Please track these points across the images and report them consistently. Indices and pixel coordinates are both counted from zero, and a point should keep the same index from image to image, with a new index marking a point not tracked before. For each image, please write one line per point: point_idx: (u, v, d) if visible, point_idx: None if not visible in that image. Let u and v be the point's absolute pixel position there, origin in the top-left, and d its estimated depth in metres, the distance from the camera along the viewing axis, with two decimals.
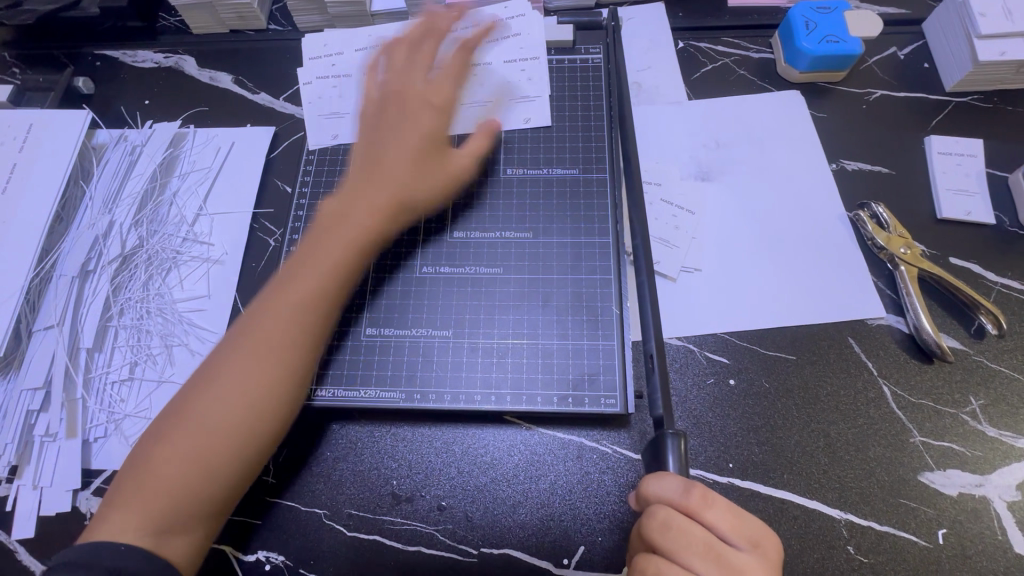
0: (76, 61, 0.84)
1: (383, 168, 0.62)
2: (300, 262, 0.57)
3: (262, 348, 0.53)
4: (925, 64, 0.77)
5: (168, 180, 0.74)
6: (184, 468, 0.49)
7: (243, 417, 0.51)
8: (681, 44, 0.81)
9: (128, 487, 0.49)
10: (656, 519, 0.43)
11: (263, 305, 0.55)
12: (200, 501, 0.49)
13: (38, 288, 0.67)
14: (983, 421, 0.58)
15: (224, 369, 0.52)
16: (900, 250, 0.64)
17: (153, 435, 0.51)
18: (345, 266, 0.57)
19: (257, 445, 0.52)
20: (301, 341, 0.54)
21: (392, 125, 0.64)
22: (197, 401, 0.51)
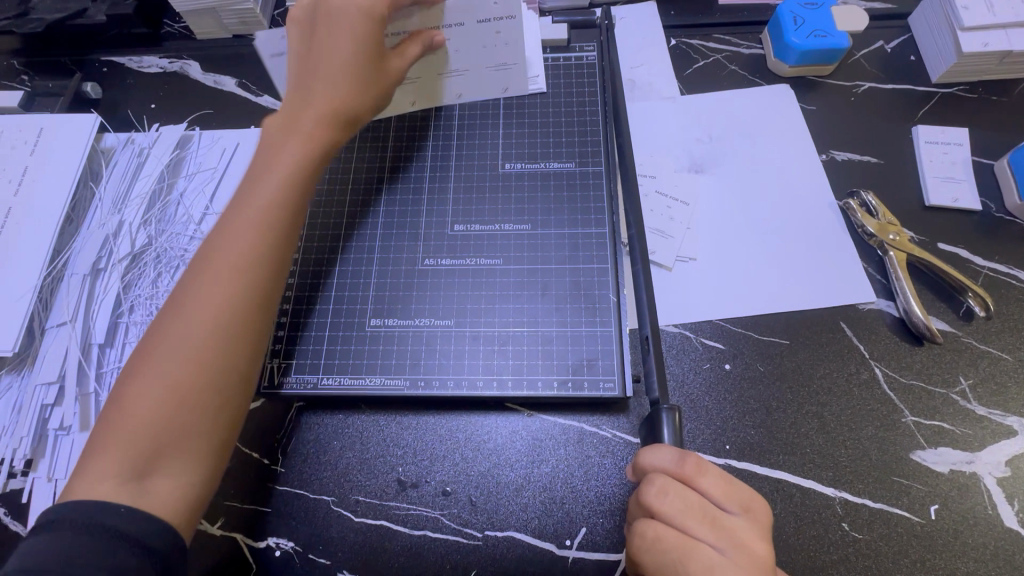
0: (84, 68, 0.86)
1: (324, 88, 0.58)
2: (253, 185, 0.55)
3: (220, 269, 0.51)
4: (911, 57, 0.79)
5: (175, 181, 0.76)
6: (157, 401, 0.47)
7: (209, 338, 0.49)
8: (673, 42, 0.83)
9: (105, 432, 0.47)
10: (653, 488, 0.44)
11: (219, 229, 0.53)
12: (182, 436, 0.47)
13: (51, 286, 0.68)
14: (973, 401, 0.60)
15: (190, 297, 0.50)
16: (889, 237, 0.66)
17: (123, 376, 0.49)
18: (294, 185, 0.56)
19: (231, 368, 0.49)
20: (259, 258, 0.52)
21: (325, 38, 0.58)
22: (164, 333, 0.49)
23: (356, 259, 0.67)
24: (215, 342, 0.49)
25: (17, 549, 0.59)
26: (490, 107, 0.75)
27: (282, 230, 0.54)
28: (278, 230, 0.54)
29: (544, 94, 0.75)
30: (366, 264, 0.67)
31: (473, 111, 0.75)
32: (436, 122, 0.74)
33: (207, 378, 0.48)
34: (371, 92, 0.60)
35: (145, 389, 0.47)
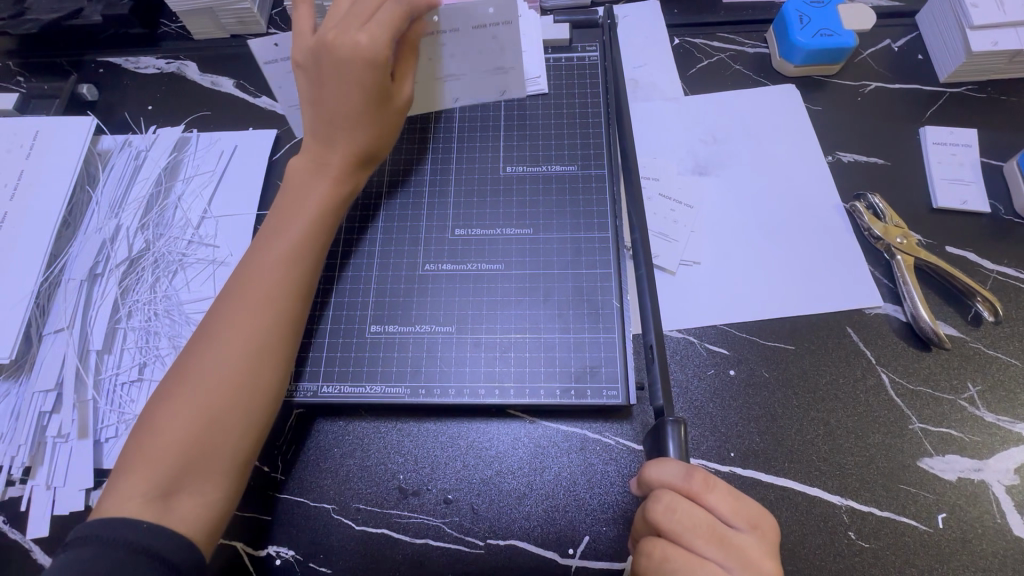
0: (80, 69, 0.85)
1: (339, 122, 0.59)
2: (281, 222, 0.58)
3: (252, 301, 0.53)
4: (919, 56, 0.78)
5: (173, 184, 0.75)
6: (184, 426, 0.48)
7: (239, 368, 0.51)
8: (676, 41, 0.82)
9: (132, 453, 0.48)
10: (660, 505, 0.44)
11: (249, 263, 0.55)
12: (206, 461, 0.48)
13: (48, 292, 0.68)
14: (981, 407, 0.59)
15: (222, 324, 0.52)
16: (897, 240, 0.65)
17: (154, 399, 0.50)
18: (318, 223, 0.58)
19: (258, 399, 0.51)
20: (291, 294, 0.55)
21: (332, 66, 0.57)
22: (193, 362, 0.51)
23: (356, 264, 0.66)
24: (245, 371, 0.51)
25: (16, 557, 0.59)
26: (491, 109, 0.74)
27: (308, 267, 0.56)
28: (305, 265, 0.56)
29: (546, 95, 0.74)
30: (366, 269, 0.66)
31: (474, 113, 0.74)
32: (437, 124, 0.73)
33: (235, 406, 0.50)
34: (384, 126, 0.61)
35: (174, 414, 0.48)
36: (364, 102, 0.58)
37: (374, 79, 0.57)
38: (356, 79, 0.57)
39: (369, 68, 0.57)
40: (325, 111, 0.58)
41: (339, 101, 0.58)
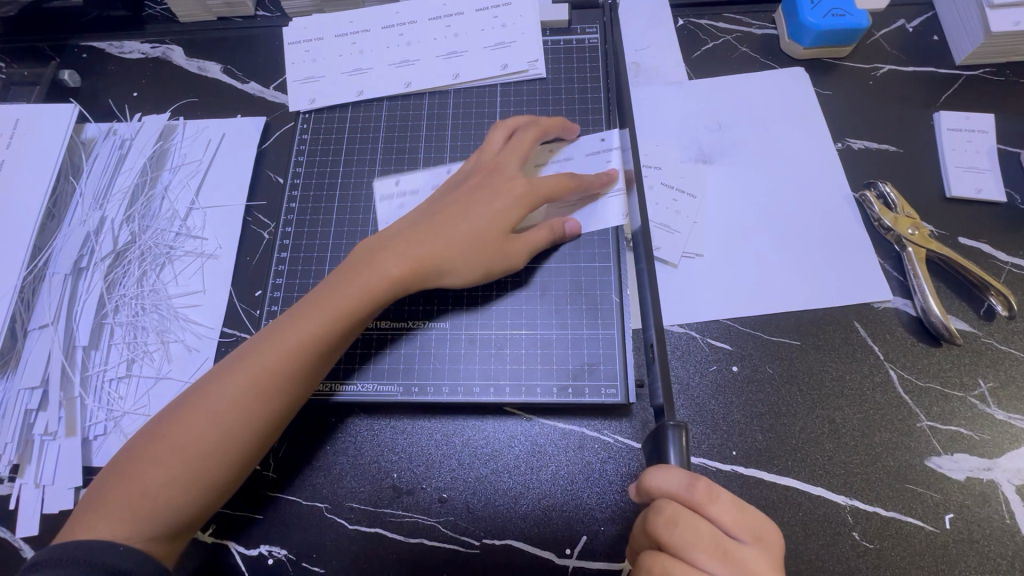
0: (62, 53, 0.82)
1: (444, 227, 0.58)
2: (315, 300, 0.54)
3: (249, 373, 0.50)
4: (935, 37, 0.75)
5: (159, 174, 0.73)
6: (156, 478, 0.48)
7: (217, 438, 0.49)
8: (680, 22, 0.78)
9: (103, 486, 0.48)
10: (664, 516, 0.42)
11: (271, 332, 0.53)
12: (165, 515, 0.48)
13: (32, 286, 0.66)
14: (992, 404, 0.57)
15: (223, 383, 0.50)
16: (908, 231, 0.62)
17: (140, 436, 0.50)
18: (353, 302, 0.54)
19: (227, 467, 0.49)
20: (286, 374, 0.51)
21: (474, 193, 0.60)
22: (185, 413, 0.50)
23: (348, 258, 0.66)
24: (220, 440, 0.49)
25: (5, 556, 0.58)
26: (486, 95, 0.71)
27: (319, 355, 0.53)
28: (318, 353, 0.52)
29: (544, 80, 0.71)
30: None
31: (469, 99, 0.71)
32: (430, 112, 0.71)
33: (202, 471, 0.49)
34: (482, 257, 0.58)
35: (148, 464, 0.48)
36: (483, 229, 0.58)
37: (504, 219, 0.59)
38: (486, 214, 0.59)
39: (513, 206, 0.59)
40: (439, 215, 0.59)
41: (462, 214, 0.59)
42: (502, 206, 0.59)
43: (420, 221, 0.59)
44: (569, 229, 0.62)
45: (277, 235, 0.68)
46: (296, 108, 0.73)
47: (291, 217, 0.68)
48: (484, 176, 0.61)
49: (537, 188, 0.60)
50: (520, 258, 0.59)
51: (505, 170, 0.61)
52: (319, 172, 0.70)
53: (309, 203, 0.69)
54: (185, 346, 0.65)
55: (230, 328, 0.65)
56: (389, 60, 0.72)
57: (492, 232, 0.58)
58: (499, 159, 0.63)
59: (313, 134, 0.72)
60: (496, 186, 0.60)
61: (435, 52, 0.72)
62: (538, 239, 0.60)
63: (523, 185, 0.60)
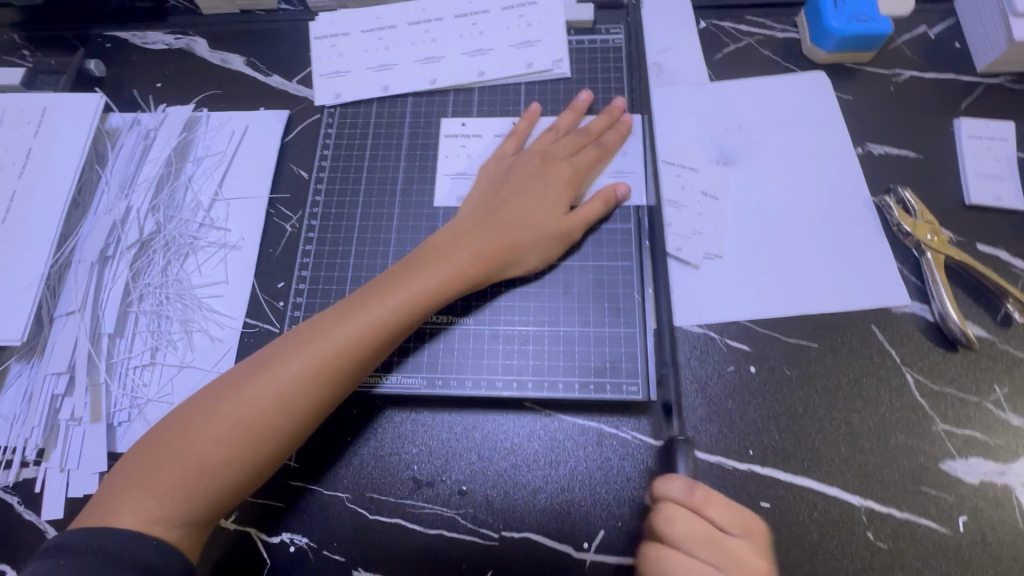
0: (87, 43, 0.83)
1: (500, 221, 0.59)
2: (379, 291, 0.55)
3: (310, 359, 0.51)
4: (957, 44, 0.75)
5: (183, 165, 0.74)
6: (205, 458, 0.48)
7: (276, 420, 0.50)
8: (703, 24, 0.78)
9: (152, 458, 0.49)
10: (668, 517, 0.49)
11: (332, 317, 0.54)
12: (214, 496, 0.49)
13: (59, 273, 0.67)
14: (1008, 410, 0.58)
15: (276, 368, 0.51)
16: (927, 237, 0.63)
17: (190, 412, 0.50)
18: (410, 301, 0.55)
19: (277, 451, 0.50)
20: (346, 365, 0.52)
21: (522, 181, 0.62)
22: (236, 394, 0.50)
23: (371, 252, 0.66)
24: (277, 422, 0.50)
25: (29, 537, 0.59)
26: (510, 93, 0.72)
27: (377, 349, 0.54)
28: (380, 344, 0.53)
29: (567, 79, 0.72)
30: (382, 257, 0.66)
31: (493, 97, 0.72)
32: (454, 109, 0.71)
33: (258, 452, 0.50)
34: (543, 241, 0.60)
35: (203, 441, 0.49)
36: (539, 216, 0.60)
37: (556, 201, 0.62)
38: (540, 199, 0.61)
39: (565, 190, 0.62)
40: (492, 210, 0.60)
41: (516, 203, 0.60)
42: (551, 190, 0.62)
43: (472, 217, 0.60)
44: (621, 192, 0.64)
45: (301, 228, 0.68)
46: (322, 103, 0.73)
47: (315, 210, 0.69)
48: (527, 165, 0.63)
49: (579, 171, 0.64)
50: (578, 233, 0.62)
51: (546, 158, 0.64)
52: (343, 167, 0.71)
53: (332, 197, 0.69)
54: (208, 335, 0.66)
55: (253, 319, 0.66)
56: (414, 56, 0.73)
57: (548, 219, 0.61)
58: (537, 146, 0.65)
59: (337, 128, 0.72)
60: (541, 172, 0.63)
61: (460, 49, 0.73)
62: (592, 211, 0.62)
63: (567, 170, 0.63)
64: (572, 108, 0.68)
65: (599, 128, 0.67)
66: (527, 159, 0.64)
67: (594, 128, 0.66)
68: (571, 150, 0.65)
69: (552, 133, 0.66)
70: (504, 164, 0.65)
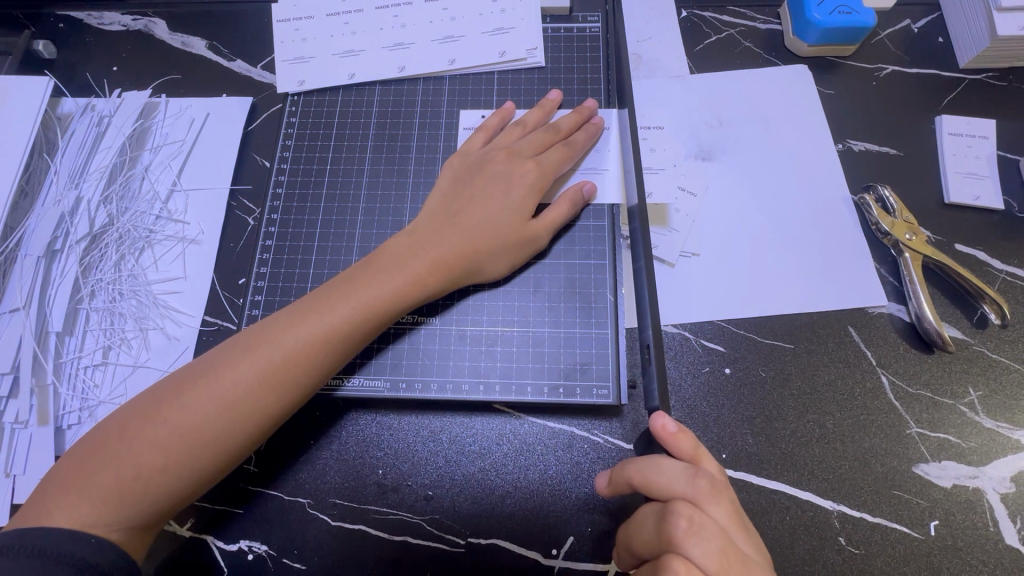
0: (37, 23, 0.78)
1: (465, 223, 0.57)
2: (336, 293, 0.53)
3: (261, 362, 0.49)
4: (939, 39, 0.74)
5: (139, 154, 0.70)
6: (144, 463, 0.46)
7: (219, 427, 0.47)
8: (684, 13, 0.76)
9: (87, 462, 0.46)
10: (647, 512, 0.46)
11: (285, 319, 0.51)
12: (153, 504, 0.46)
13: (3, 268, 0.63)
14: (981, 413, 0.57)
15: (225, 371, 0.48)
16: (905, 236, 0.62)
17: (131, 413, 0.48)
18: (369, 304, 0.52)
19: (223, 459, 0.48)
20: (299, 369, 0.50)
21: (485, 181, 0.59)
22: (181, 397, 0.48)
23: (335, 248, 0.63)
24: (221, 429, 0.47)
25: None
26: (483, 82, 0.69)
27: (334, 354, 0.51)
28: (334, 350, 0.51)
29: (543, 69, 0.69)
30: (345, 253, 0.63)
31: (465, 86, 0.69)
32: (425, 98, 0.69)
33: (201, 459, 0.47)
34: (507, 247, 0.58)
35: (142, 445, 0.46)
36: (501, 220, 0.58)
37: (521, 201, 0.58)
38: (503, 202, 0.58)
39: (531, 191, 0.59)
40: (458, 210, 0.58)
41: (478, 208, 0.58)
42: (517, 191, 0.59)
43: (437, 215, 0.58)
44: (587, 192, 0.61)
45: (262, 221, 0.65)
46: (285, 90, 0.70)
47: (277, 203, 0.66)
48: (492, 164, 0.60)
49: (548, 170, 0.60)
50: (543, 237, 0.59)
51: (512, 154, 0.61)
52: (307, 158, 0.68)
53: (295, 189, 0.66)
54: (163, 334, 0.63)
55: (212, 317, 0.63)
56: (382, 42, 0.70)
57: (512, 223, 0.58)
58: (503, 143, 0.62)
59: (301, 117, 0.69)
60: (507, 171, 0.59)
61: (430, 35, 0.69)
62: (558, 214, 0.59)
63: (534, 169, 0.60)
64: (541, 105, 0.65)
65: (570, 124, 0.63)
66: (492, 157, 0.61)
67: (564, 125, 0.63)
68: (538, 147, 0.61)
69: (519, 128, 0.63)
70: (470, 162, 0.62)
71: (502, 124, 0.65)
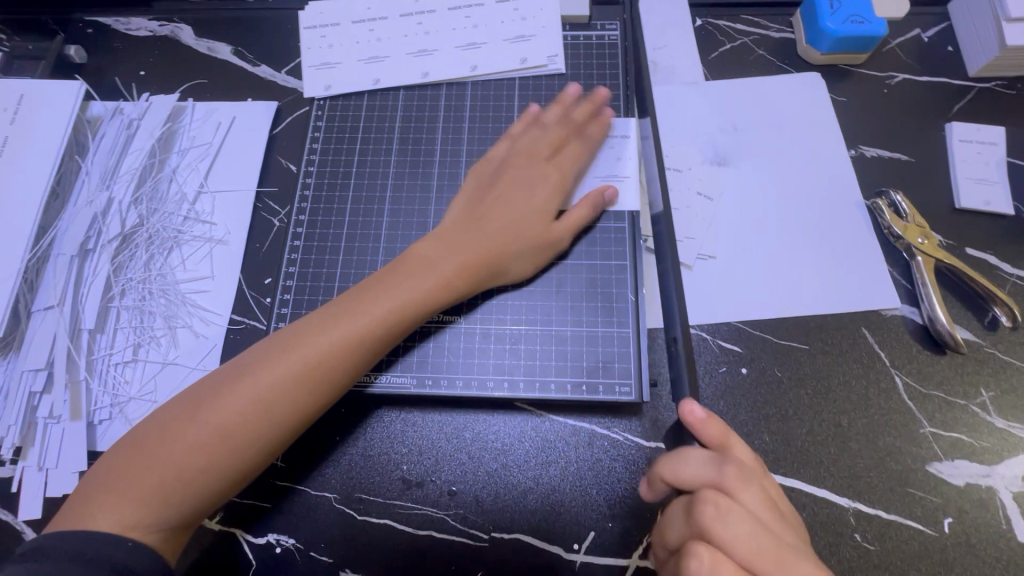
0: (67, 28, 0.80)
1: (488, 227, 0.59)
2: (365, 296, 0.54)
3: (294, 364, 0.50)
4: (950, 47, 0.75)
5: (168, 156, 0.71)
6: (183, 464, 0.47)
7: (256, 427, 0.49)
8: (698, 22, 0.78)
9: (127, 464, 0.48)
10: (678, 504, 0.47)
11: (317, 322, 0.53)
12: (191, 502, 0.48)
13: (37, 267, 0.65)
14: (993, 413, 0.59)
15: (259, 373, 0.50)
16: (917, 240, 0.63)
17: (169, 416, 0.49)
18: (398, 307, 0.54)
19: (258, 458, 0.49)
20: (331, 370, 0.51)
21: (508, 185, 0.61)
22: (218, 399, 0.49)
23: (361, 248, 0.65)
24: (258, 430, 0.49)
25: (7, 540, 0.57)
26: (505, 88, 0.71)
27: (364, 355, 0.53)
28: (365, 351, 0.52)
29: (562, 76, 0.71)
30: (371, 254, 0.65)
31: (487, 92, 0.71)
32: (447, 103, 0.70)
33: (238, 459, 0.48)
34: (531, 249, 0.59)
35: (181, 447, 0.48)
36: (526, 222, 0.59)
37: (544, 205, 0.60)
38: (526, 205, 0.60)
39: (552, 196, 0.61)
40: (483, 213, 0.59)
41: (503, 209, 0.60)
42: (539, 195, 0.60)
43: (462, 219, 0.60)
44: (609, 196, 0.62)
45: (289, 223, 0.67)
46: (311, 95, 0.72)
47: (304, 205, 0.67)
48: (512, 169, 0.62)
49: (568, 173, 0.62)
50: (564, 238, 0.61)
51: (533, 157, 0.63)
52: (333, 161, 0.69)
53: (322, 191, 0.68)
54: (192, 332, 0.64)
55: (239, 316, 0.65)
56: (406, 49, 0.72)
57: (535, 227, 0.59)
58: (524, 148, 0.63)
59: (327, 121, 0.71)
60: (528, 175, 0.62)
61: (453, 43, 0.71)
62: (579, 217, 0.61)
63: (555, 173, 0.62)
64: (563, 107, 0.66)
65: (589, 130, 0.65)
66: (511, 163, 0.63)
67: (584, 130, 0.65)
68: (558, 153, 0.63)
69: (542, 131, 0.64)
70: (488, 169, 0.64)
71: (524, 127, 0.66)
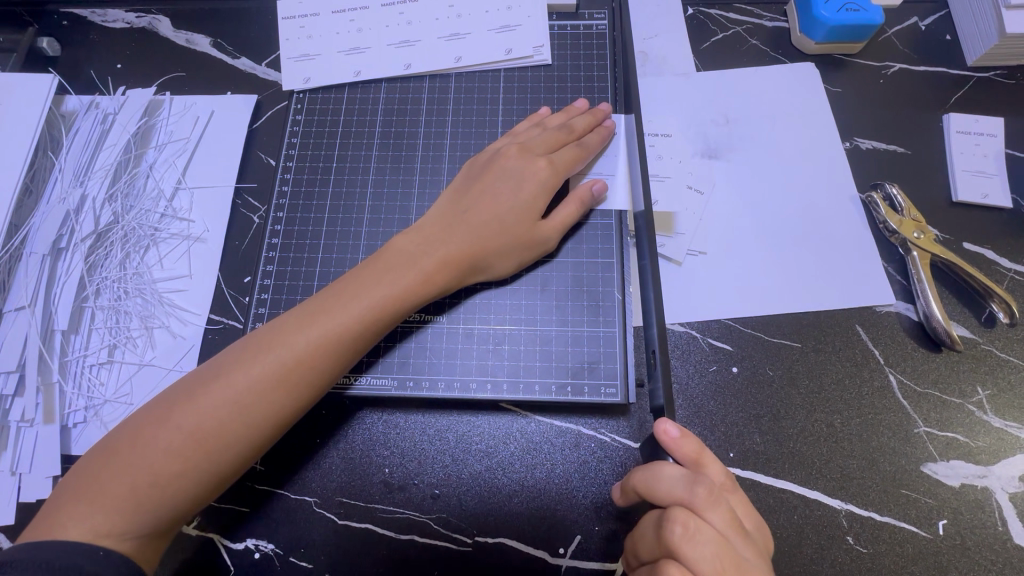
0: (41, 20, 0.78)
1: (473, 221, 0.57)
2: (345, 292, 0.53)
3: (272, 364, 0.49)
4: (947, 36, 0.73)
5: (144, 152, 0.69)
6: (158, 469, 0.46)
7: (233, 429, 0.47)
8: (690, 11, 0.76)
9: (100, 471, 0.46)
10: (649, 518, 0.46)
11: (294, 320, 0.51)
12: (168, 508, 0.46)
13: (8, 265, 0.63)
14: (990, 412, 0.57)
15: (236, 373, 0.48)
16: (913, 235, 0.62)
17: (143, 419, 0.48)
18: (379, 303, 0.52)
19: (236, 461, 0.48)
20: (310, 370, 0.49)
21: (494, 178, 0.59)
22: (193, 401, 0.47)
23: (341, 246, 0.63)
24: (235, 433, 0.47)
25: None
26: (489, 80, 0.69)
27: (344, 354, 0.51)
28: (344, 349, 0.51)
29: (549, 67, 0.69)
30: (352, 251, 0.63)
31: (471, 84, 0.69)
32: (430, 96, 0.68)
33: (215, 463, 0.47)
34: (516, 248, 0.58)
35: (156, 451, 0.46)
36: (512, 219, 0.57)
37: (532, 201, 0.58)
38: (513, 199, 0.58)
39: (542, 192, 0.59)
40: (467, 207, 0.58)
41: (489, 203, 0.57)
42: (528, 191, 0.58)
43: (445, 213, 0.58)
44: (597, 191, 0.60)
45: (267, 219, 0.65)
46: (291, 88, 0.70)
47: (283, 202, 0.66)
48: (500, 161, 0.60)
49: (560, 169, 0.60)
50: (551, 237, 0.59)
51: (523, 150, 0.60)
52: (313, 156, 0.67)
53: (301, 188, 0.66)
54: (169, 332, 0.62)
55: (217, 316, 0.63)
56: (388, 41, 0.69)
57: (521, 225, 0.58)
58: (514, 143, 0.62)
59: (307, 115, 0.69)
60: (516, 167, 0.59)
61: (436, 33, 0.69)
62: (567, 217, 0.59)
63: (545, 167, 0.59)
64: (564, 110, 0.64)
65: (583, 126, 0.63)
66: (499, 155, 0.60)
67: (578, 125, 0.62)
68: (547, 144, 0.61)
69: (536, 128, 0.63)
70: (474, 164, 0.62)
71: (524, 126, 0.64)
